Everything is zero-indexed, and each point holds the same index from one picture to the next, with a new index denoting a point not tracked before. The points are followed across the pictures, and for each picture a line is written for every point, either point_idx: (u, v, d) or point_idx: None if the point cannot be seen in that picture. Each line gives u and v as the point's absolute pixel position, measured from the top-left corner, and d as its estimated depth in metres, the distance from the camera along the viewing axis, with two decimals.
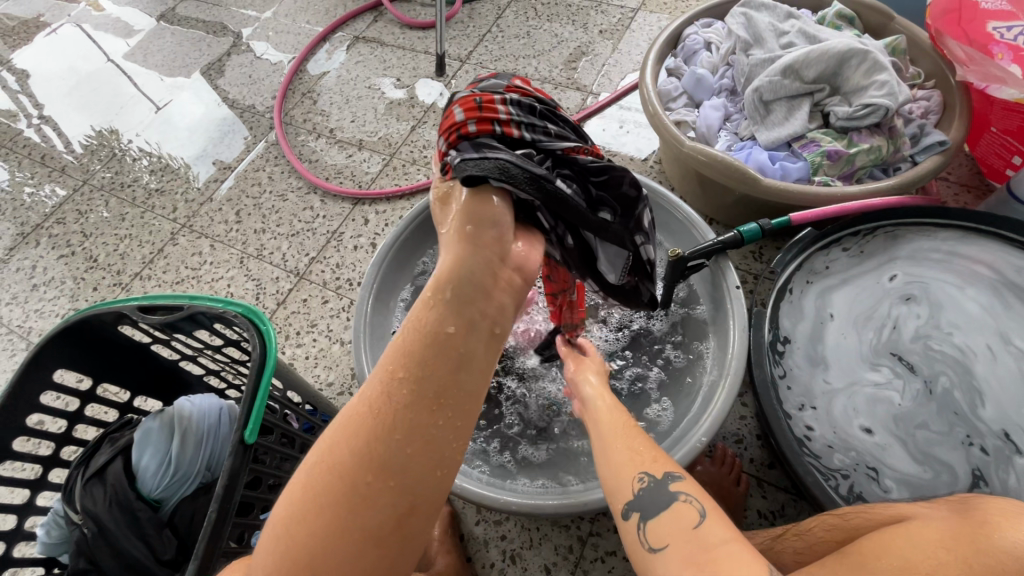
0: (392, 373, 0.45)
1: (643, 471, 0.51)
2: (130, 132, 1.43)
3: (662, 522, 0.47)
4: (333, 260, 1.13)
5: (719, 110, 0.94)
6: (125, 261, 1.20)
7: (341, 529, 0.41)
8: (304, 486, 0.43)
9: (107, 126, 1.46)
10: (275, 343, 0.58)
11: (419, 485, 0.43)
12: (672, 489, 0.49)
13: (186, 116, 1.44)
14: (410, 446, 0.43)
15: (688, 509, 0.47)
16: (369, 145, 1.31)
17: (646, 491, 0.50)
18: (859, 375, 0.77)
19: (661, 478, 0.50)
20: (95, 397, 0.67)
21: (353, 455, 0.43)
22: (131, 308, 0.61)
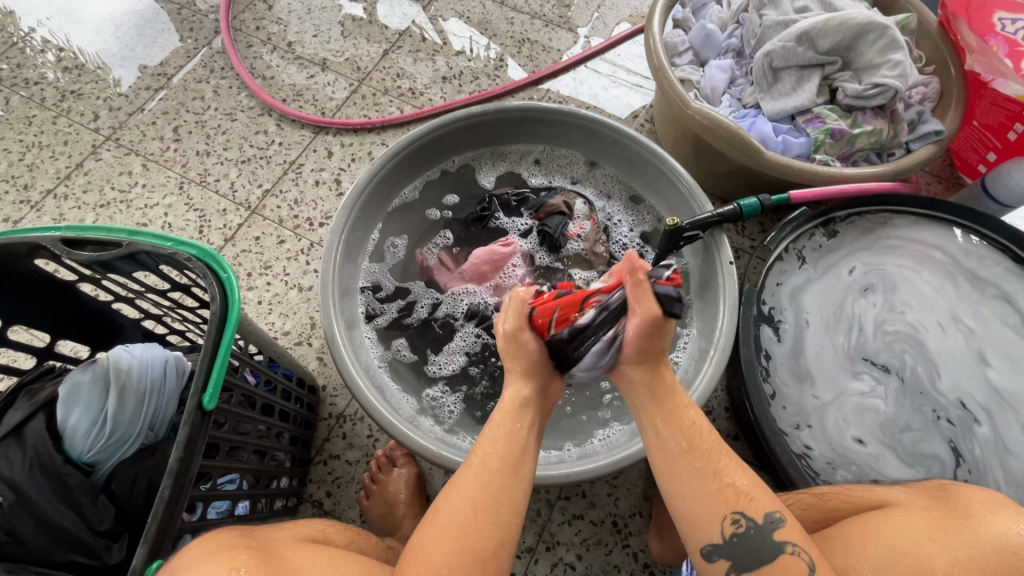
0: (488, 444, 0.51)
1: (739, 512, 0.45)
2: (34, 17, 1.19)
3: (763, 574, 0.44)
4: (290, 194, 1.01)
5: (726, 72, 0.89)
6: (33, 174, 1.02)
7: (465, 538, 0.45)
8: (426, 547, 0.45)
9: None
10: (239, 294, 0.50)
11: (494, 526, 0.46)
12: (776, 539, 0.45)
13: (105, 3, 1.20)
14: (496, 487, 0.47)
15: (796, 565, 0.44)
16: (334, 67, 1.15)
17: (744, 537, 0.45)
18: (845, 385, 0.78)
19: (764, 522, 0.45)
20: (6, 341, 0.56)
21: (494, 509, 0.46)
22: (51, 241, 0.50)
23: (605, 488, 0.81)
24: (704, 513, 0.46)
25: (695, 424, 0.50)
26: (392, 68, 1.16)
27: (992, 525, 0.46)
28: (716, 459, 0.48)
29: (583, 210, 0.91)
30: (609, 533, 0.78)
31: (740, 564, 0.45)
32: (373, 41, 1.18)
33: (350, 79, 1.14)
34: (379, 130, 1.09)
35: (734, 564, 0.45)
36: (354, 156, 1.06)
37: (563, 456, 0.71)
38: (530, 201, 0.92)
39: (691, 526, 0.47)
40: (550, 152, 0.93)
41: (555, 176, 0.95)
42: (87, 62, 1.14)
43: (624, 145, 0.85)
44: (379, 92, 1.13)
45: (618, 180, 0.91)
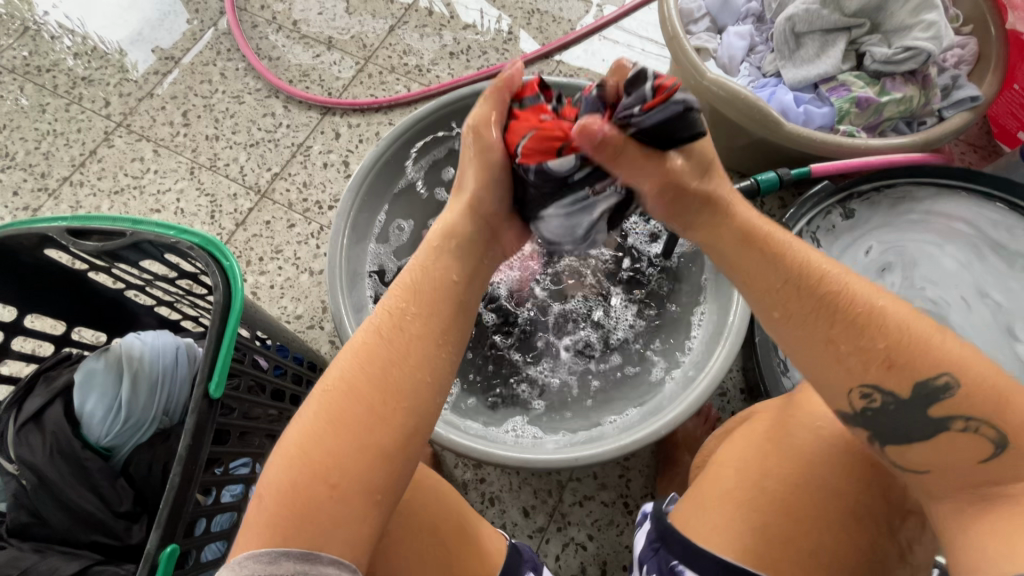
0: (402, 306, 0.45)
1: (870, 385, 0.40)
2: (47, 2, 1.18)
3: (925, 450, 0.40)
4: (299, 177, 1.01)
5: (745, 38, 0.84)
6: (50, 162, 1.03)
7: (343, 429, 0.39)
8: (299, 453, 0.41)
9: None
10: (241, 282, 0.50)
11: (371, 423, 0.40)
12: (939, 415, 0.38)
13: None
14: (391, 370, 0.42)
15: (976, 441, 0.37)
16: (339, 45, 1.13)
17: (883, 410, 0.40)
18: None
19: (918, 390, 0.38)
20: (25, 330, 0.57)
21: (371, 397, 0.40)
22: (58, 232, 0.50)
23: (616, 470, 0.80)
24: (828, 381, 0.41)
25: (819, 261, 0.43)
26: (398, 45, 1.13)
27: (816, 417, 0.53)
28: (852, 317, 0.40)
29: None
30: (621, 513, 0.78)
31: (885, 433, 0.41)
32: (379, 17, 1.15)
33: (356, 58, 1.12)
34: (386, 110, 1.07)
35: (876, 434, 0.41)
36: (361, 137, 1.04)
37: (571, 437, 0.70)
38: None
39: (821, 396, 0.43)
40: None
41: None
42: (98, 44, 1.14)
43: None
44: (385, 71, 1.11)
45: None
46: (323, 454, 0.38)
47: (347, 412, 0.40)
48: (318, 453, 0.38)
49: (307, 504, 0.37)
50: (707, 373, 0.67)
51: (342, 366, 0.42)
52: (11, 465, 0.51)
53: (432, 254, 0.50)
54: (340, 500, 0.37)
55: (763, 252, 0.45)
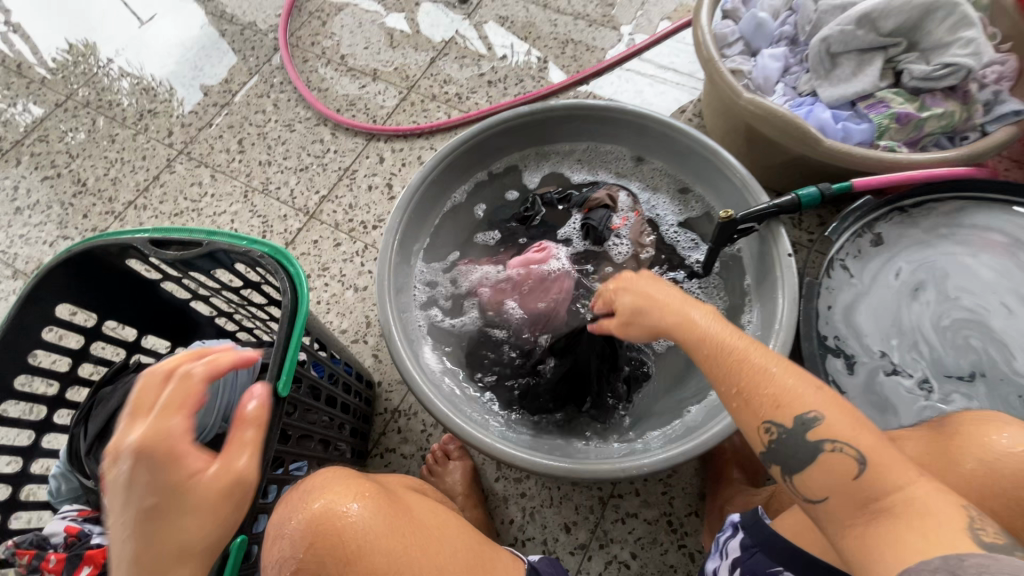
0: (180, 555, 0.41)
1: (769, 420, 0.43)
2: (108, 50, 1.29)
3: (810, 475, 0.41)
4: (345, 199, 1.06)
5: (779, 60, 0.86)
6: (117, 187, 1.11)
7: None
8: (210, 526, 0.41)
9: (77, 40, 1.31)
10: (306, 288, 0.53)
11: None
12: (811, 441, 0.41)
13: (162, 39, 1.29)
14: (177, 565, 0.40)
15: (841, 460, 0.40)
16: (384, 76, 1.20)
17: (781, 443, 0.42)
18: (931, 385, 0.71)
19: (795, 426, 0.42)
20: (101, 335, 0.61)
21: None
22: (142, 242, 0.54)
23: (659, 487, 0.79)
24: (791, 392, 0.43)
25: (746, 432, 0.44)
26: (439, 75, 1.19)
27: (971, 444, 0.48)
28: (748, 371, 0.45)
29: (626, 202, 0.92)
30: (664, 532, 0.77)
31: (788, 465, 0.42)
32: (421, 50, 1.22)
33: (399, 88, 1.18)
34: (428, 136, 1.12)
35: (783, 467, 0.42)
36: (404, 161, 1.09)
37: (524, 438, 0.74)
38: (573, 198, 0.93)
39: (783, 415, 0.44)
40: (595, 149, 0.93)
41: (600, 173, 0.95)
42: (156, 84, 1.23)
43: (673, 138, 0.84)
44: (427, 99, 1.16)
45: (666, 173, 0.90)
46: None
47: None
48: None
49: None
50: None
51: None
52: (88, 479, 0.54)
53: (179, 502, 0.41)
54: None
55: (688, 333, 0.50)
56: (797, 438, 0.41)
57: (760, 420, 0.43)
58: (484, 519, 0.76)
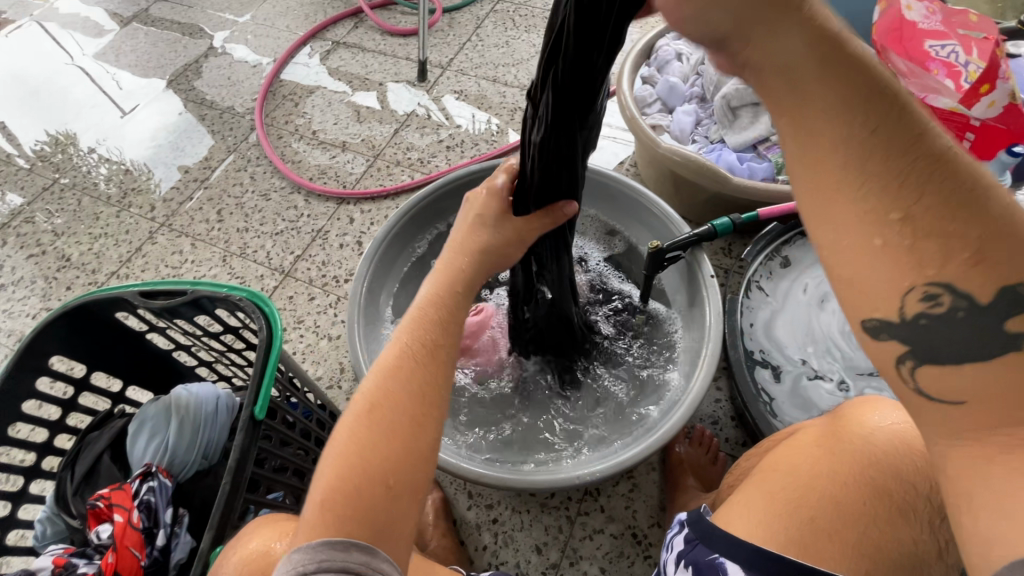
0: (373, 409, 0.46)
1: (943, 284, 0.29)
2: (91, 139, 1.39)
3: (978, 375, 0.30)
4: (318, 257, 1.14)
5: (691, 115, 1.01)
6: (100, 260, 1.18)
7: (390, 433, 0.45)
8: (423, 386, 0.48)
9: (65, 130, 1.42)
10: (280, 325, 0.61)
11: (392, 452, 0.44)
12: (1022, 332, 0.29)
13: (144, 127, 1.41)
14: (403, 419, 0.46)
15: None
16: (352, 147, 1.32)
17: (948, 321, 0.30)
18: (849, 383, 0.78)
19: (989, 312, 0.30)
20: (89, 386, 0.66)
21: (384, 441, 0.44)
22: (132, 294, 0.61)
23: (622, 501, 0.84)
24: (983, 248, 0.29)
25: (858, 293, 0.32)
26: (402, 144, 1.32)
27: (863, 425, 0.52)
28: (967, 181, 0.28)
29: None
30: (629, 545, 0.81)
31: (926, 349, 0.31)
32: (385, 123, 1.36)
33: (366, 156, 1.30)
34: (394, 197, 1.23)
35: (914, 351, 0.32)
36: (373, 221, 1.20)
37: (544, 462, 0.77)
38: None
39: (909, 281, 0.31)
40: None
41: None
42: (134, 167, 1.33)
43: (605, 185, 0.95)
44: (392, 164, 1.28)
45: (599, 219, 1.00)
46: (381, 459, 0.43)
47: (379, 422, 0.45)
48: (375, 460, 0.43)
49: (369, 507, 0.41)
50: (689, 392, 0.74)
51: (353, 417, 0.46)
52: (74, 519, 0.57)
53: (404, 357, 0.50)
54: (397, 497, 0.43)
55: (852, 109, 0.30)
56: (952, 321, 0.30)
57: (913, 279, 0.30)
58: (455, 546, 0.80)
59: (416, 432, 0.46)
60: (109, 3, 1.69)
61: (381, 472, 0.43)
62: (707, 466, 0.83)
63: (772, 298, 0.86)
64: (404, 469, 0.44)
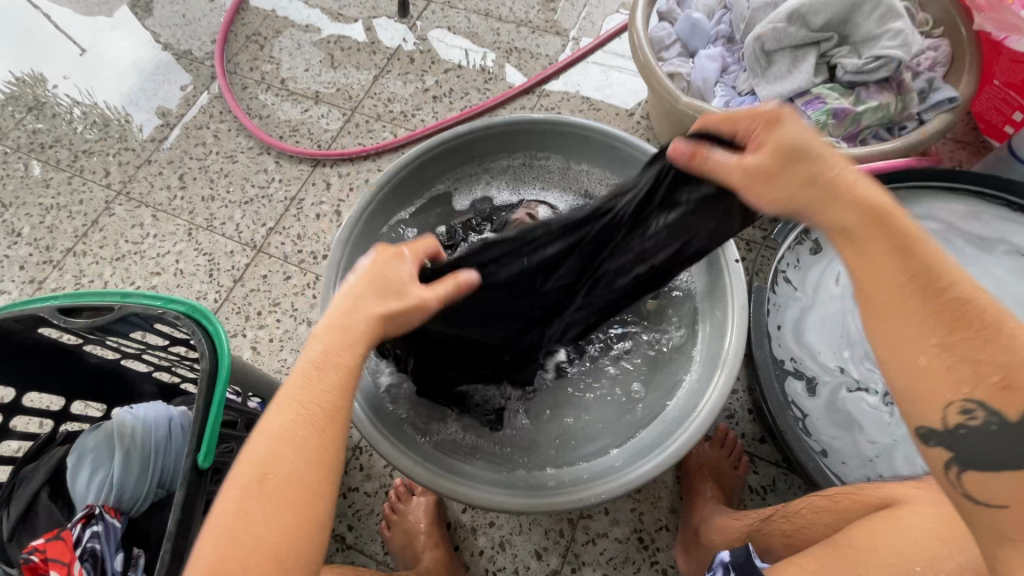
0: (260, 471, 0.36)
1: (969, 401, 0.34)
2: (56, 78, 1.24)
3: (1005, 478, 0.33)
4: (293, 230, 1.03)
5: (716, 61, 0.86)
6: (54, 235, 1.07)
7: (279, 500, 0.36)
8: (329, 441, 0.39)
9: (29, 71, 1.25)
10: (227, 346, 0.51)
11: (281, 528, 0.35)
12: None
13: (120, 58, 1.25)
14: (296, 481, 0.37)
15: None
16: (326, 98, 1.17)
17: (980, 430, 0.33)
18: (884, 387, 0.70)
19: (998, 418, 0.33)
20: (22, 409, 0.58)
21: (271, 515, 0.35)
22: (50, 311, 0.51)
23: (628, 503, 0.78)
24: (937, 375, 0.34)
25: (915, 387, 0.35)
26: (382, 93, 1.16)
27: None
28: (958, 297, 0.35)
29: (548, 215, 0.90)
30: (636, 550, 0.76)
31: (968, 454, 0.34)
32: (363, 69, 1.19)
33: (343, 110, 1.15)
34: (375, 157, 1.09)
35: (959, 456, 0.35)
36: (352, 186, 1.07)
37: (507, 478, 0.65)
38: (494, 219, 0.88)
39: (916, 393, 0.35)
40: (528, 161, 0.91)
41: (524, 189, 0.93)
42: (110, 111, 1.19)
43: (616, 147, 0.85)
44: (372, 119, 1.14)
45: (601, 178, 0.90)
46: (264, 535, 0.35)
47: (264, 489, 0.36)
48: (257, 537, 0.35)
49: None
50: (707, 400, 0.65)
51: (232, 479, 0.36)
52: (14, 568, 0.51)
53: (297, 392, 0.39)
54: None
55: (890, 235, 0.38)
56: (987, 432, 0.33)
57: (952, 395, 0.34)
58: (449, 554, 0.75)
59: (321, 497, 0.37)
60: None
61: (267, 546, 0.34)
62: (724, 469, 0.76)
63: (800, 292, 0.75)
64: (297, 539, 0.36)
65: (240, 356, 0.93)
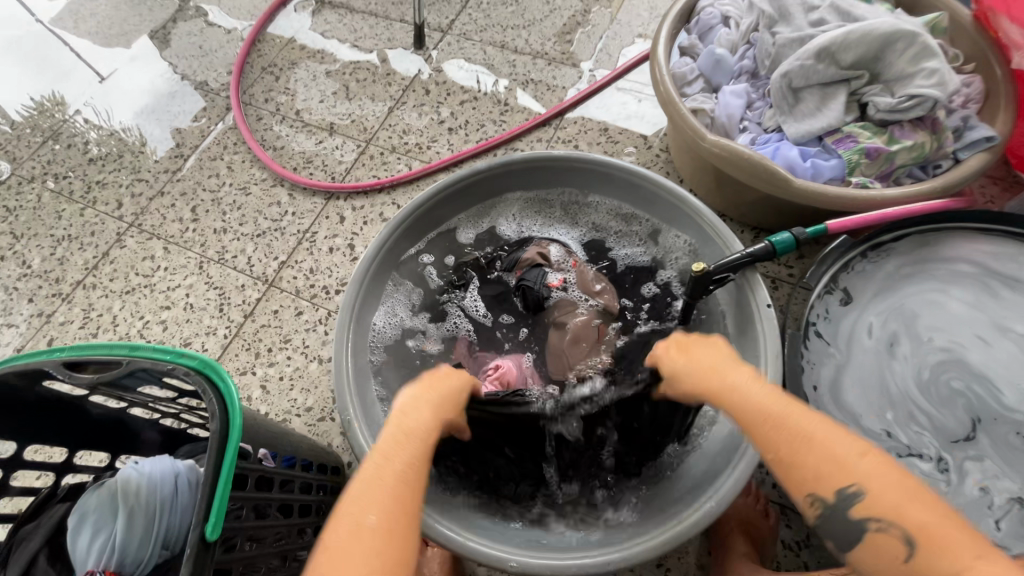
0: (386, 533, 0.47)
1: (814, 493, 0.46)
2: (76, 103, 1.25)
3: (863, 559, 0.44)
4: (306, 264, 1.01)
5: (741, 97, 0.84)
6: (64, 267, 1.05)
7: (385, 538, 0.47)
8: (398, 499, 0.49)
9: (49, 94, 1.27)
10: (239, 404, 0.48)
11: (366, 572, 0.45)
12: (859, 518, 0.44)
13: (139, 82, 1.26)
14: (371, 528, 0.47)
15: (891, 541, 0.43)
16: (341, 130, 1.16)
17: (833, 516, 0.45)
18: (934, 449, 0.66)
19: (839, 501, 0.45)
20: (23, 464, 0.55)
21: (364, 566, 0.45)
22: (54, 365, 0.49)
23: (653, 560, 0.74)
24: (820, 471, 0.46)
25: (800, 472, 0.47)
26: (397, 125, 1.15)
27: None
28: (791, 422, 0.49)
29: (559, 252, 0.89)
30: None
31: (840, 541, 0.45)
32: (378, 100, 1.18)
33: (357, 141, 1.14)
34: (389, 190, 1.08)
35: (838, 544, 0.46)
36: (366, 219, 1.05)
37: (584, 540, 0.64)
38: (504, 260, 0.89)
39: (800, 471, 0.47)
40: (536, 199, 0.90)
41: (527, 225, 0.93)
42: (128, 135, 1.20)
43: (639, 186, 0.82)
44: (387, 151, 1.12)
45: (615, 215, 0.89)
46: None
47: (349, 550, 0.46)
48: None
49: None
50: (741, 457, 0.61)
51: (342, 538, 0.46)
52: None
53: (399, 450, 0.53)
54: None
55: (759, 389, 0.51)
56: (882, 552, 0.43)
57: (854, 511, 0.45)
58: None
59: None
60: None
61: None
62: (758, 524, 0.72)
63: (833, 347, 0.72)
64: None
65: (250, 396, 0.90)
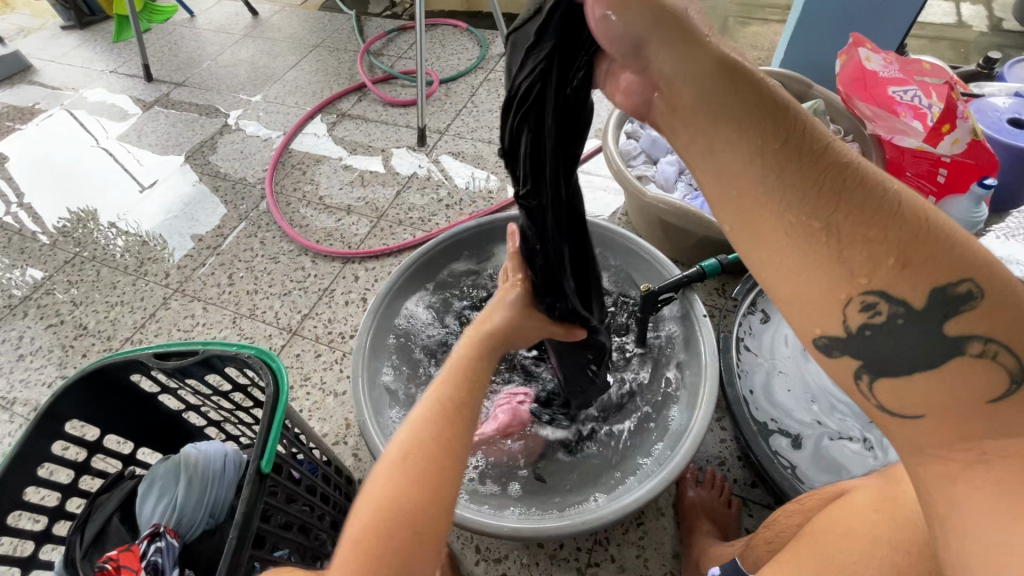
0: (405, 457, 0.49)
1: (867, 295, 0.33)
2: (112, 212, 1.48)
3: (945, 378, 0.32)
4: (325, 315, 1.18)
5: (674, 165, 1.07)
6: (115, 327, 1.22)
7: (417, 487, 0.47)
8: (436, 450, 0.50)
9: (84, 207, 1.49)
10: (287, 381, 0.63)
11: (420, 513, 0.46)
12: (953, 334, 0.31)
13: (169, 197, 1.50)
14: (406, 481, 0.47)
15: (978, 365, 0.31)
16: (357, 210, 1.39)
17: (885, 326, 0.33)
18: (854, 429, 0.79)
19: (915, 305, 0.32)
20: (102, 449, 0.68)
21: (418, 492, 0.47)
22: (146, 356, 0.64)
23: (633, 550, 0.83)
24: (848, 272, 0.33)
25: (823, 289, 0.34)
26: (404, 205, 1.39)
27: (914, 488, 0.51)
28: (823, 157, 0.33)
29: None
30: None
31: (878, 360, 0.34)
32: (388, 186, 1.44)
33: (370, 218, 1.37)
34: (397, 254, 1.29)
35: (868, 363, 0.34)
36: (377, 277, 1.25)
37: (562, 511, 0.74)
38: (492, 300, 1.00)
39: (818, 294, 0.34)
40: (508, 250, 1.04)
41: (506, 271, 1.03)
42: (154, 237, 1.41)
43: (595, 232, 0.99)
44: (395, 225, 1.35)
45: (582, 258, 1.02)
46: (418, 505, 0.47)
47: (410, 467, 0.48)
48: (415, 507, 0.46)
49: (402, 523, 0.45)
50: (691, 431, 0.74)
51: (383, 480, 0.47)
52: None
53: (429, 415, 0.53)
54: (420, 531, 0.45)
55: (767, 154, 0.34)
56: (893, 328, 0.33)
57: (848, 291, 0.33)
58: None
59: (431, 507, 0.47)
60: (132, 90, 1.83)
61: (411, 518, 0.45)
62: (720, 509, 0.82)
63: (760, 357, 0.88)
64: (436, 518, 0.47)
65: None
